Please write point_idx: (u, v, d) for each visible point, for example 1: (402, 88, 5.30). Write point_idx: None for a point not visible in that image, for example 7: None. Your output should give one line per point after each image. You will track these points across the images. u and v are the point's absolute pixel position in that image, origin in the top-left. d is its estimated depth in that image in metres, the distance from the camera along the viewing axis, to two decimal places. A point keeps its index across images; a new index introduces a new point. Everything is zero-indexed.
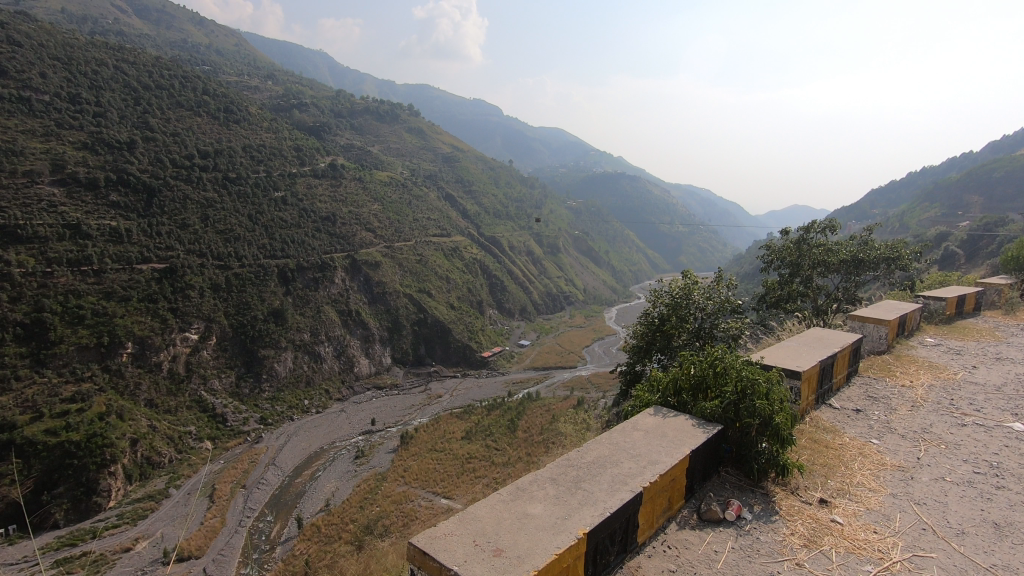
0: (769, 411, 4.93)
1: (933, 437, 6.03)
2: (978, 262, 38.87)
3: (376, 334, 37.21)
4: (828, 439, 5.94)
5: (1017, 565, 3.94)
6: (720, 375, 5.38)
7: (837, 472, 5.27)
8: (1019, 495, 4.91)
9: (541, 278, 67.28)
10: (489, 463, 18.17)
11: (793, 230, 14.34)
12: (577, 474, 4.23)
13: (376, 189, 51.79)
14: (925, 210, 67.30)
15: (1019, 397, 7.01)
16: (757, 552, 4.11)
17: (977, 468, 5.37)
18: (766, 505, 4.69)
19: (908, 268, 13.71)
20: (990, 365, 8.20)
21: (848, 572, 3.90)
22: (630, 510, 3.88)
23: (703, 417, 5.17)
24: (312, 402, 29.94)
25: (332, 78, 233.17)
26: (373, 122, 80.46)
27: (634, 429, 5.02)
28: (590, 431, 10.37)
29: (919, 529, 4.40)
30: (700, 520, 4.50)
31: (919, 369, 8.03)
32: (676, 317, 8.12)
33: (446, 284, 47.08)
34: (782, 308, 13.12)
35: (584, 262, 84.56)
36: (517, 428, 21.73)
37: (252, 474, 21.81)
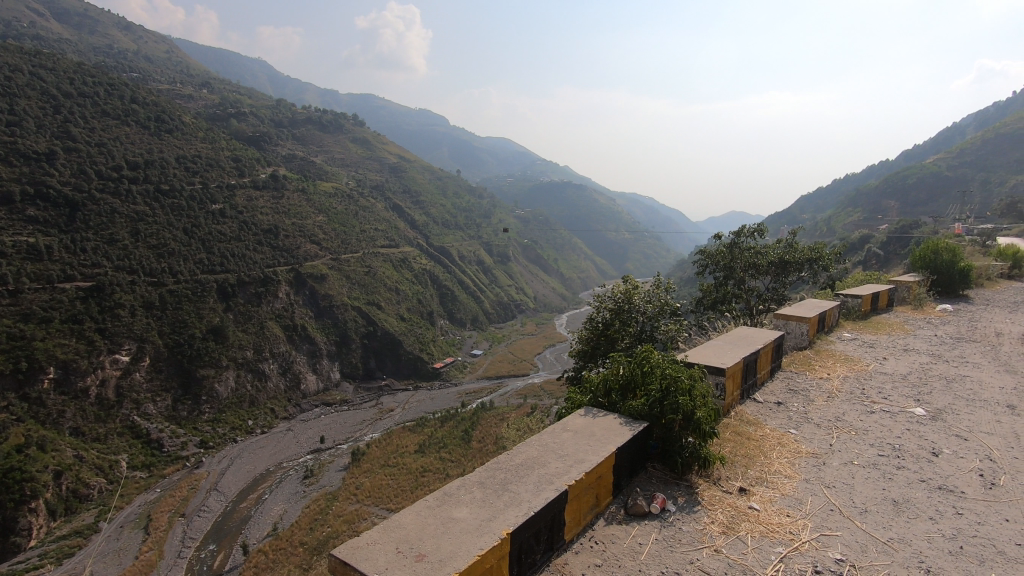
0: (689, 406, 5.12)
1: (845, 425, 6.45)
2: (895, 263, 41.95)
3: (323, 349, 36.17)
4: (750, 431, 6.23)
5: (912, 537, 4.26)
6: (647, 374, 5.53)
7: (757, 462, 5.56)
8: (917, 473, 5.32)
9: (491, 287, 67.51)
10: (442, 476, 17.89)
11: (727, 234, 14.99)
12: (505, 476, 4.30)
13: (320, 201, 50.60)
14: (847, 215, 72.12)
15: (922, 384, 7.60)
16: (679, 541, 4.26)
17: (882, 451, 5.79)
18: (689, 497, 4.89)
19: (832, 268, 14.52)
20: (898, 356, 8.82)
21: (761, 555, 4.10)
22: (555, 508, 3.97)
23: (630, 416, 5.32)
24: (257, 422, 28.65)
25: (272, 88, 226.75)
26: (316, 131, 78.66)
27: (563, 430, 5.13)
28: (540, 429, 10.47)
29: (827, 510, 4.71)
30: (626, 514, 4.62)
31: (837, 362, 8.55)
32: (619, 322, 8.32)
33: (395, 296, 46.36)
34: (718, 310, 13.79)
35: (533, 271, 85.38)
36: (471, 438, 21.53)
37: (192, 501, 20.71)
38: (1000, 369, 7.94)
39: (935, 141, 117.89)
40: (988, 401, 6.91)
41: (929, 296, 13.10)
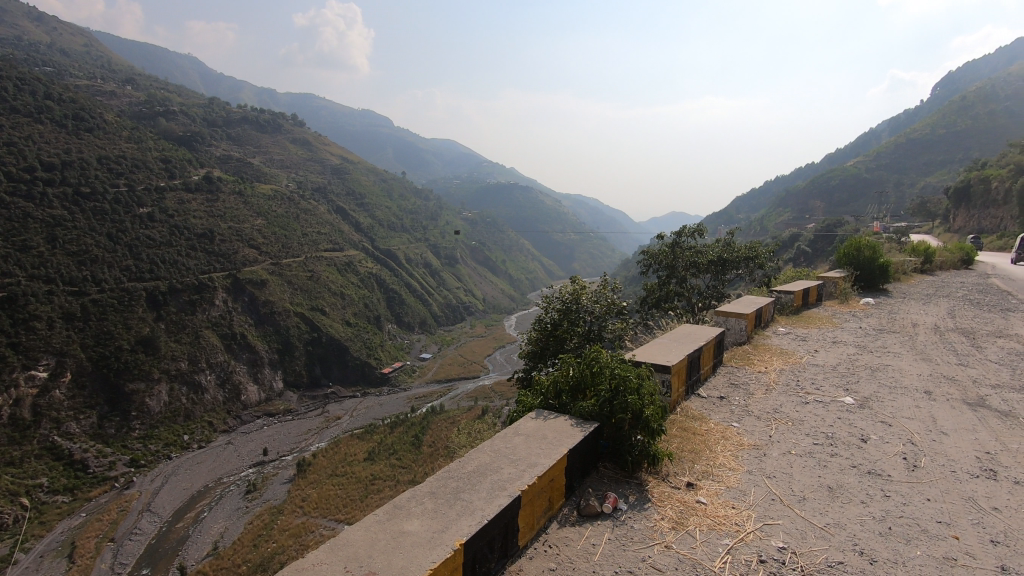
0: (639, 404, 4.54)
1: (782, 416, 5.91)
2: (821, 260, 44.63)
3: (264, 357, 34.69)
4: (696, 426, 5.63)
5: (847, 521, 3.84)
6: (595, 373, 4.85)
7: (702, 457, 4.95)
8: (850, 460, 4.83)
9: (439, 290, 67.06)
10: (393, 483, 17.32)
11: (668, 235, 15.44)
12: (456, 484, 3.65)
13: (258, 203, 48.56)
14: (778, 214, 75.95)
15: (849, 372, 7.33)
16: (632, 540, 3.71)
17: (816, 440, 5.27)
18: (640, 495, 4.28)
19: (766, 265, 15.25)
20: (828, 348, 8.95)
21: (711, 549, 3.58)
22: (509, 514, 3.39)
23: (580, 417, 4.65)
24: (193, 437, 27.12)
25: (203, 85, 216.47)
26: (252, 131, 75.59)
27: (514, 434, 4.40)
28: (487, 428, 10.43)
29: (770, 499, 4.20)
30: (579, 516, 4.00)
31: (773, 356, 8.39)
32: (566, 322, 8.22)
33: (340, 300, 45.06)
34: (661, 308, 14.09)
35: (481, 273, 85.48)
36: (421, 443, 21.12)
37: (122, 525, 19.36)
38: (919, 357, 7.87)
39: (854, 146, 126.66)
40: (907, 387, 6.49)
41: (853, 291, 13.94)
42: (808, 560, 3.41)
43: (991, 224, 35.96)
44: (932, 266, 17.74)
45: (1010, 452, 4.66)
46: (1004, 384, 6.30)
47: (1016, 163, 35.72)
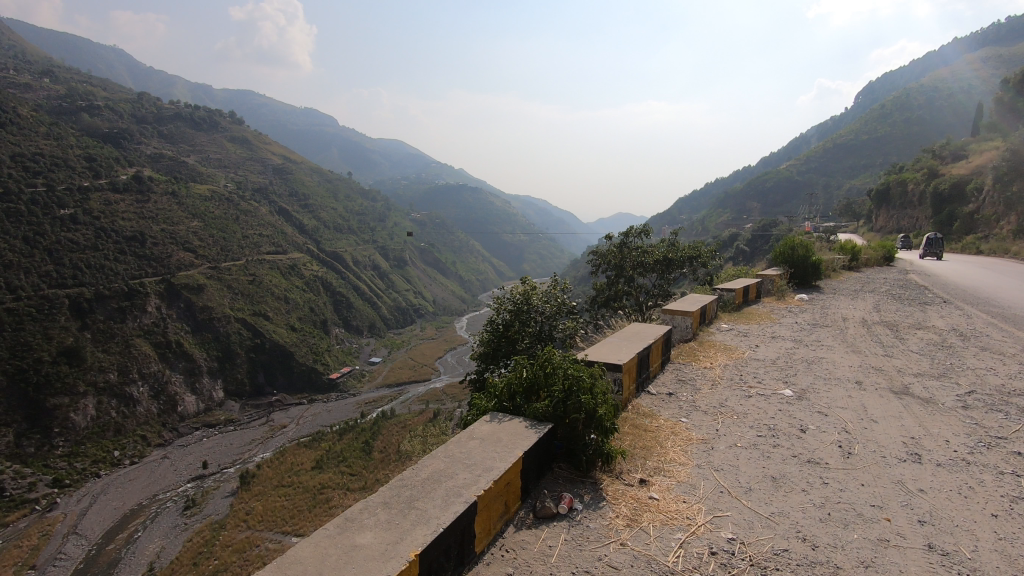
0: (593, 403, 4.05)
1: (727, 410, 5.75)
2: (758, 258, 46.78)
3: (202, 366, 32.96)
4: (646, 423, 5.28)
5: (793, 509, 3.47)
6: (549, 375, 4.33)
7: (654, 452, 4.52)
8: (792, 450, 4.55)
9: (388, 292, 66.02)
10: (343, 491, 15.95)
11: (616, 235, 15.64)
12: (411, 493, 3.10)
13: (194, 204, 46.21)
14: (718, 215, 78.89)
15: (787, 366, 7.57)
16: (587, 539, 3.21)
17: (760, 432, 5.03)
18: (595, 493, 3.76)
19: (708, 263, 15.79)
20: (767, 343, 9.26)
21: (663, 545, 3.13)
22: (464, 522, 2.90)
23: (534, 418, 4.07)
24: (124, 452, 25.51)
25: (131, 79, 204.40)
26: (186, 128, 71.74)
27: (468, 438, 3.79)
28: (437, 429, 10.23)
29: (718, 493, 3.78)
30: (535, 518, 3.46)
31: (717, 352, 8.62)
32: (518, 322, 8.11)
33: (284, 305, 43.47)
34: (610, 307, 14.34)
35: (431, 274, 84.79)
36: (372, 449, 20.61)
37: (44, 551, 17.98)
38: (849, 350, 8.29)
39: (786, 151, 133.88)
40: (841, 378, 6.77)
41: (788, 288, 14.63)
42: (756, 549, 3.04)
43: (908, 223, 38.76)
44: (856, 263, 18.89)
45: (933, 438, 4.58)
46: (923, 373, 6.69)
47: (928, 168, 38.66)
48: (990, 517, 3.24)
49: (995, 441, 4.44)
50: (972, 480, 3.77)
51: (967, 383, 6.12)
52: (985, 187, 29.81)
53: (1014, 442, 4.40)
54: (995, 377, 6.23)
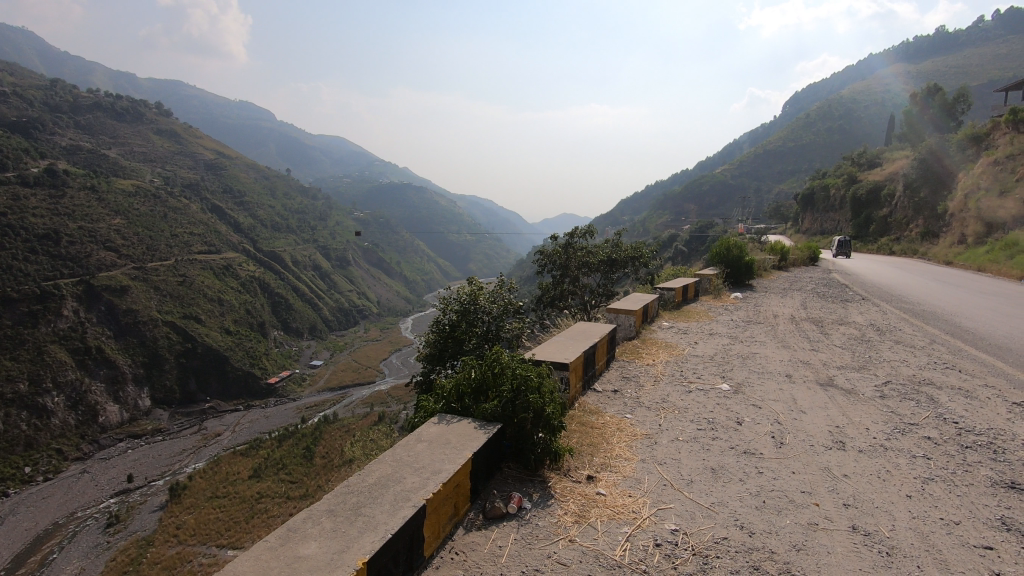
0: (541, 403, 4.04)
1: (669, 405, 5.91)
2: (696, 258, 48.60)
3: (126, 373, 31.15)
4: (592, 420, 5.36)
5: (733, 499, 3.62)
6: (497, 375, 4.28)
7: (600, 448, 4.58)
8: (730, 441, 4.77)
9: (330, 293, 64.20)
10: (282, 499, 15.10)
11: (561, 235, 15.84)
12: (359, 499, 2.97)
13: (116, 201, 43.54)
14: (657, 216, 81.38)
15: (725, 362, 7.87)
16: (536, 538, 3.20)
17: (700, 425, 5.21)
18: (543, 492, 3.76)
19: (649, 263, 16.25)
20: (706, 339, 9.60)
21: (611, 539, 3.17)
22: (415, 525, 2.79)
23: (483, 419, 4.03)
24: (37, 467, 23.61)
25: (44, 64, 189.62)
26: (108, 120, 67.45)
27: (415, 442, 3.70)
28: (383, 431, 10.01)
29: (662, 486, 3.88)
30: (485, 519, 3.40)
31: (658, 349, 8.85)
32: (465, 323, 7.98)
33: (217, 307, 41.37)
34: (555, 307, 14.50)
35: (375, 275, 83.17)
36: (314, 454, 19.93)
37: None
38: (780, 345, 8.73)
39: (720, 156, 140.08)
40: (774, 372, 7.12)
41: (724, 287, 15.26)
42: (697, 538, 3.14)
43: (831, 225, 41.36)
44: (784, 264, 20.00)
45: (855, 426, 4.91)
46: (845, 366, 7.15)
47: (847, 174, 41.42)
48: (906, 498, 3.50)
49: (908, 427, 4.80)
50: (889, 464, 4.05)
51: (885, 374, 6.59)
52: (897, 193, 32.24)
53: (924, 427, 4.77)
54: (906, 369, 6.74)
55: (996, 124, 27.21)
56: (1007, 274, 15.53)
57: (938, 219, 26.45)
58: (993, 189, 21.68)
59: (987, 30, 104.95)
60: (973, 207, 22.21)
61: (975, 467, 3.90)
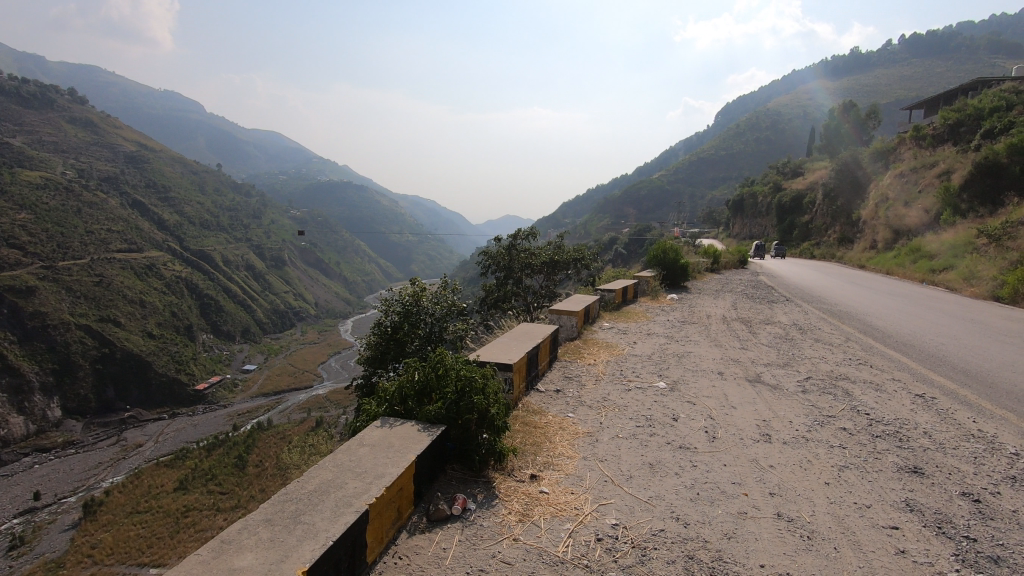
0: (485, 403, 4.07)
1: (610, 403, 6.07)
2: (635, 261, 50.05)
3: (33, 382, 28.91)
4: (535, 420, 5.42)
5: (670, 492, 3.78)
6: (441, 376, 4.27)
7: (543, 448, 4.66)
8: (667, 436, 4.97)
9: (264, 295, 61.64)
10: (212, 511, 14.26)
11: (505, 237, 15.96)
12: (297, 507, 2.87)
13: (21, 195, 40.34)
14: (598, 219, 83.23)
15: (662, 361, 8.16)
16: (481, 538, 3.22)
17: (638, 422, 5.40)
18: (488, 493, 3.78)
19: (590, 265, 16.62)
20: (644, 339, 9.93)
21: (555, 536, 3.25)
22: (357, 530, 2.75)
23: (426, 421, 4.00)
24: None
25: None
26: (13, 106, 62.22)
27: (356, 446, 3.61)
28: (322, 437, 9.67)
29: (603, 482, 3.99)
30: (429, 522, 3.38)
31: (600, 349, 9.06)
32: (408, 324, 7.85)
33: (138, 309, 38.82)
34: (500, 308, 14.58)
35: (312, 276, 80.58)
36: (246, 463, 18.99)
37: None
38: (712, 343, 9.18)
39: (657, 162, 145.12)
40: (708, 370, 7.47)
41: (661, 288, 15.84)
42: (636, 531, 3.26)
43: (759, 231, 43.75)
44: (717, 266, 20.99)
45: (780, 419, 5.24)
46: (771, 363, 7.60)
47: (773, 183, 43.93)
48: (824, 485, 3.77)
49: (826, 418, 5.18)
50: (809, 454, 4.35)
51: (806, 370, 7.06)
52: (817, 201, 34.50)
53: (841, 418, 5.16)
54: (825, 364, 7.25)
55: (902, 139, 29.66)
56: (910, 277, 17.00)
57: (852, 225, 28.55)
58: (899, 199, 23.62)
59: (895, 54, 114.32)
60: (882, 215, 24.12)
61: (881, 454, 4.27)
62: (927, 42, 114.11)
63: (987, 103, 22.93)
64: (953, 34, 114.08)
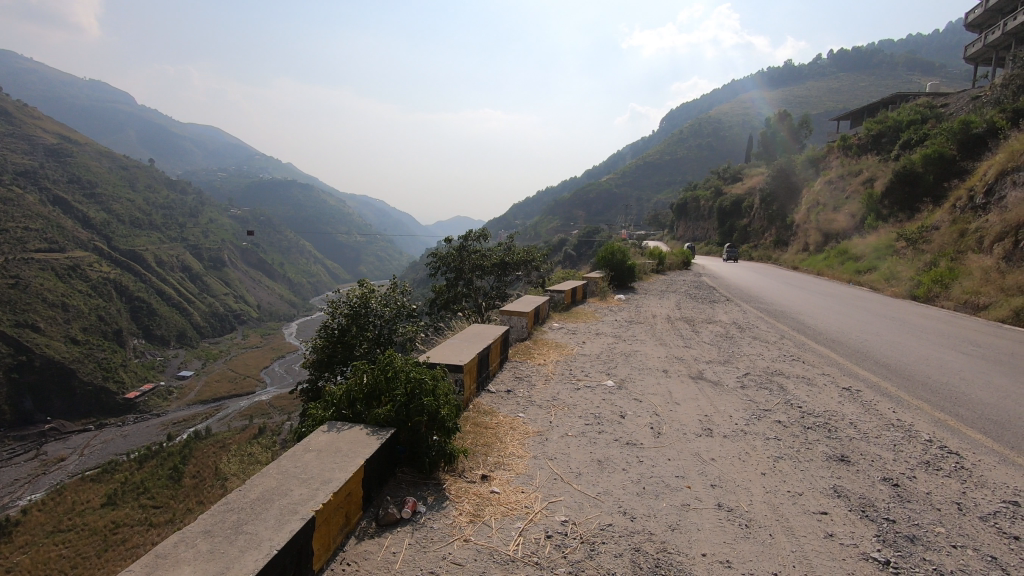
0: (435, 405, 4.05)
1: (559, 402, 6.17)
2: (584, 262, 50.93)
3: None
4: (486, 420, 5.43)
5: (618, 487, 3.89)
6: (390, 378, 4.22)
7: (494, 448, 4.67)
8: (615, 433, 5.10)
9: (201, 297, 58.87)
10: (144, 527, 13.41)
11: (455, 238, 15.94)
12: (238, 517, 2.78)
13: None
14: (548, 220, 84.03)
15: (610, 360, 8.34)
16: (431, 540, 3.20)
17: (587, 420, 5.51)
18: (438, 494, 3.76)
19: (540, 266, 16.83)
20: (592, 339, 10.13)
21: (506, 535, 3.28)
22: (303, 538, 2.69)
23: (375, 424, 3.94)
24: None
25: None
26: None
27: (302, 452, 3.53)
28: (265, 444, 9.36)
29: (553, 480, 4.05)
30: (378, 527, 3.33)
31: (550, 349, 9.16)
32: (356, 326, 7.70)
33: (59, 313, 36.26)
34: (450, 309, 14.52)
35: (254, 278, 77.59)
36: (182, 475, 18.03)
37: None
38: (657, 342, 9.48)
39: (605, 165, 148.17)
40: (654, 368, 7.69)
41: (609, 288, 16.22)
42: (585, 528, 3.33)
43: (701, 233, 45.44)
44: (662, 267, 21.67)
45: (720, 414, 5.48)
46: (712, 360, 7.92)
47: (715, 187, 45.69)
48: (761, 475, 3.98)
49: (763, 412, 5.46)
50: (748, 446, 4.57)
51: (744, 367, 7.41)
52: (755, 205, 36.14)
53: (775, 412, 5.45)
54: (762, 361, 7.62)
55: (831, 147, 31.52)
56: (838, 277, 18.11)
57: (787, 229, 30.08)
58: (829, 204, 25.06)
59: (825, 68, 121.48)
60: (813, 220, 25.52)
61: (813, 445, 4.53)
62: (853, 57, 121.68)
63: (905, 116, 24.70)
64: (876, 50, 122.35)
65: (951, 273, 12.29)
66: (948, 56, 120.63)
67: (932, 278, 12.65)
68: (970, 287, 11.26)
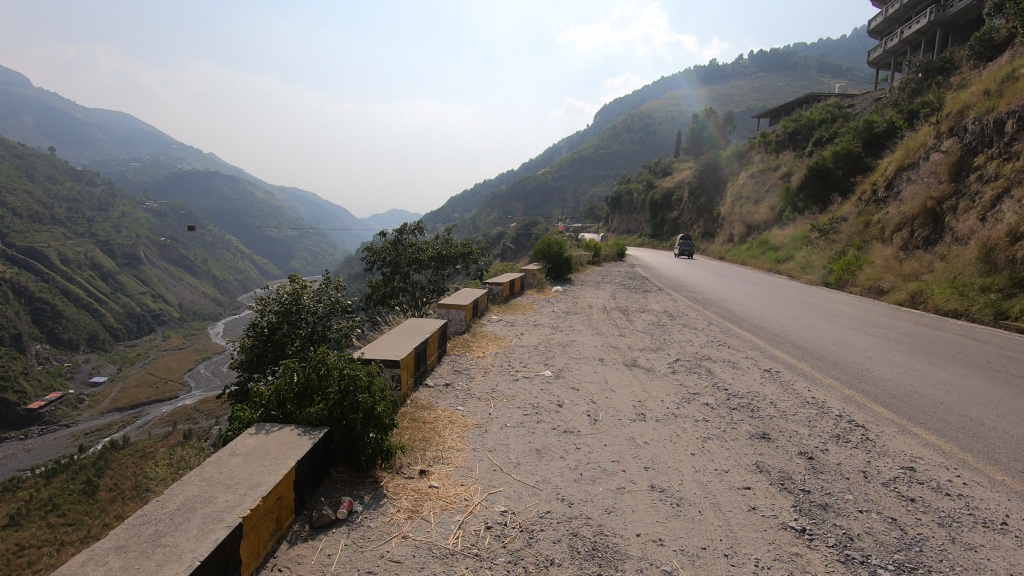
0: (371, 402, 3.93)
1: (498, 394, 6.17)
2: (522, 254, 51.38)
3: None
4: (425, 415, 5.35)
5: (555, 475, 3.94)
6: (323, 377, 4.07)
7: (432, 443, 4.62)
8: (554, 423, 5.17)
9: (115, 297, 54.68)
10: (55, 547, 12.27)
11: (390, 232, 15.65)
12: (157, 529, 2.59)
13: None
14: (486, 213, 84.09)
15: (548, 351, 8.43)
16: (368, 539, 3.12)
17: (526, 411, 5.54)
18: (374, 493, 3.67)
19: (478, 259, 16.82)
20: (531, 330, 10.20)
21: (445, 529, 3.26)
22: (230, 546, 2.55)
23: (306, 424, 3.78)
24: None
25: None
26: None
27: (228, 457, 3.33)
28: (189, 451, 8.74)
29: (492, 471, 4.05)
30: (311, 530, 3.21)
31: (488, 341, 9.16)
32: (286, 324, 7.34)
33: None
34: (386, 304, 14.08)
35: (174, 276, 72.79)
36: (98, 489, 16.67)
37: None
38: (594, 332, 9.67)
39: (542, 158, 149.79)
40: (591, 357, 7.85)
41: (547, 280, 16.38)
42: (524, 517, 3.35)
43: (634, 225, 46.87)
44: (598, 258, 22.16)
45: (652, 399, 5.67)
46: (645, 347, 8.20)
47: (647, 181, 47.22)
48: (690, 455, 4.16)
49: (691, 396, 5.71)
50: (679, 428, 4.76)
51: (675, 353, 7.71)
52: (684, 198, 37.66)
53: (702, 395, 5.72)
54: (690, 347, 7.96)
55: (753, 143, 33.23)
56: (759, 266, 19.16)
57: (713, 221, 31.56)
58: (751, 197, 26.44)
59: (747, 69, 128.20)
60: (738, 212, 26.87)
61: (737, 424, 4.78)
62: (773, 59, 129.15)
63: (817, 115, 26.40)
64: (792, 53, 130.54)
65: (857, 261, 13.30)
66: (854, 61, 130.37)
67: (841, 266, 13.65)
68: (873, 273, 12.23)
